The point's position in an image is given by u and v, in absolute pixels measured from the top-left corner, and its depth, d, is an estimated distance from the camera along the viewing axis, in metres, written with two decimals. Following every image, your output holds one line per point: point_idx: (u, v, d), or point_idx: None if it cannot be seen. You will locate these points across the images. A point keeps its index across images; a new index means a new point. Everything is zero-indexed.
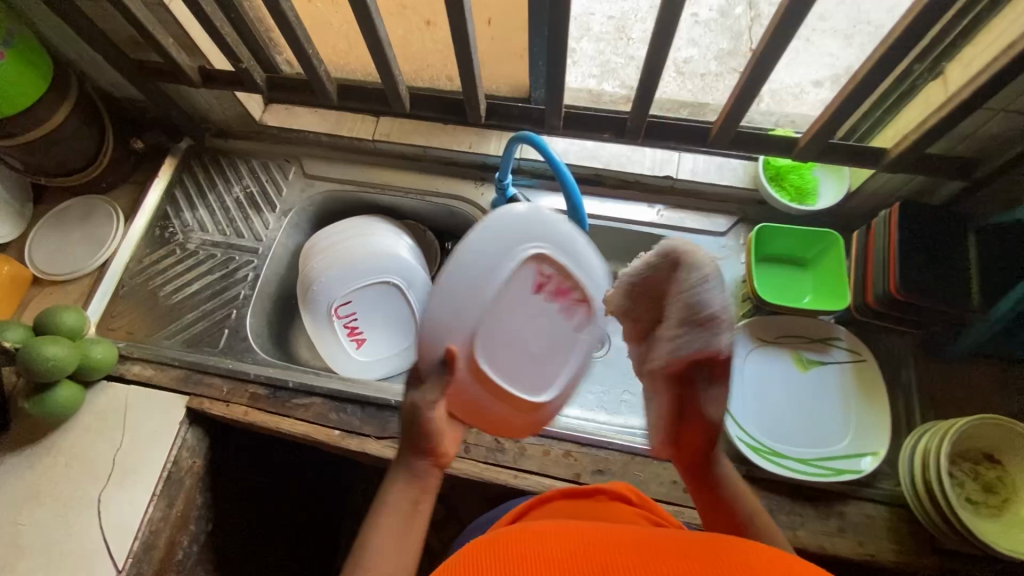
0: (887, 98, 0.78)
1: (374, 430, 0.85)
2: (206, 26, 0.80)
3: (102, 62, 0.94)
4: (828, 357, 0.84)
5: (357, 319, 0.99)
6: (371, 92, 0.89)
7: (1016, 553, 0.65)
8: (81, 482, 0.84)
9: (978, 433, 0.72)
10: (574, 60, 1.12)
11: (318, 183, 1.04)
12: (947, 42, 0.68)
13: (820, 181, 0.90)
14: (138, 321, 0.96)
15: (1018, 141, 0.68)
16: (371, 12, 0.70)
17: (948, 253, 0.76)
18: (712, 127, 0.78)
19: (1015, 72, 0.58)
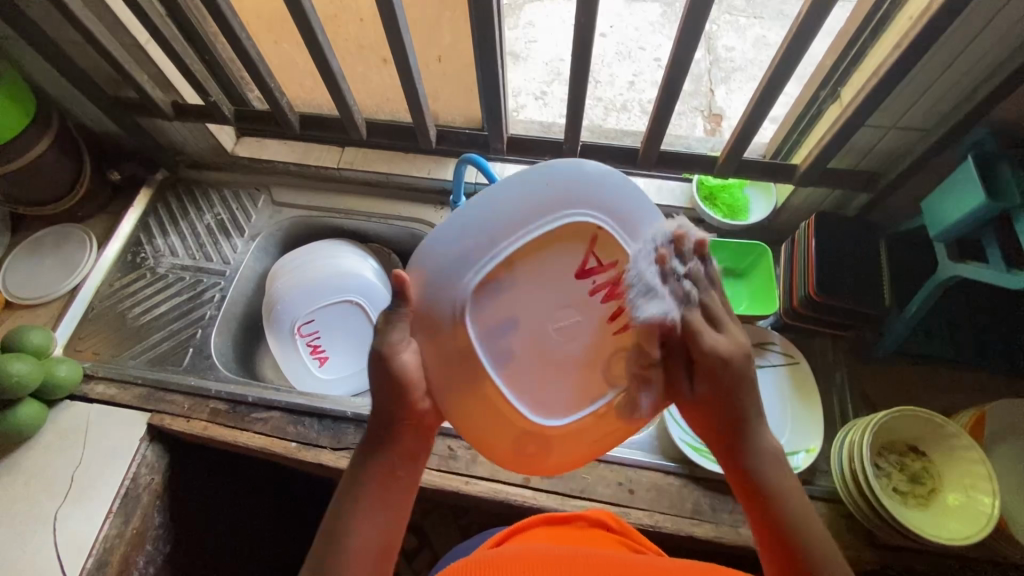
0: (799, 122, 0.86)
1: (330, 441, 0.87)
2: (177, 62, 0.88)
3: (84, 100, 1.01)
4: (764, 360, 0.89)
5: (320, 338, 1.03)
6: (332, 122, 0.97)
7: (939, 539, 0.68)
8: (38, 500, 0.84)
9: (897, 424, 0.76)
10: (546, 101, 1.21)
11: (286, 209, 1.10)
12: (840, 71, 0.77)
13: (751, 199, 0.97)
14: (105, 342, 0.99)
15: (909, 154, 0.76)
16: (323, 46, 0.79)
17: (862, 259, 0.82)
18: (639, 149, 0.89)
19: (882, 90, 0.67)
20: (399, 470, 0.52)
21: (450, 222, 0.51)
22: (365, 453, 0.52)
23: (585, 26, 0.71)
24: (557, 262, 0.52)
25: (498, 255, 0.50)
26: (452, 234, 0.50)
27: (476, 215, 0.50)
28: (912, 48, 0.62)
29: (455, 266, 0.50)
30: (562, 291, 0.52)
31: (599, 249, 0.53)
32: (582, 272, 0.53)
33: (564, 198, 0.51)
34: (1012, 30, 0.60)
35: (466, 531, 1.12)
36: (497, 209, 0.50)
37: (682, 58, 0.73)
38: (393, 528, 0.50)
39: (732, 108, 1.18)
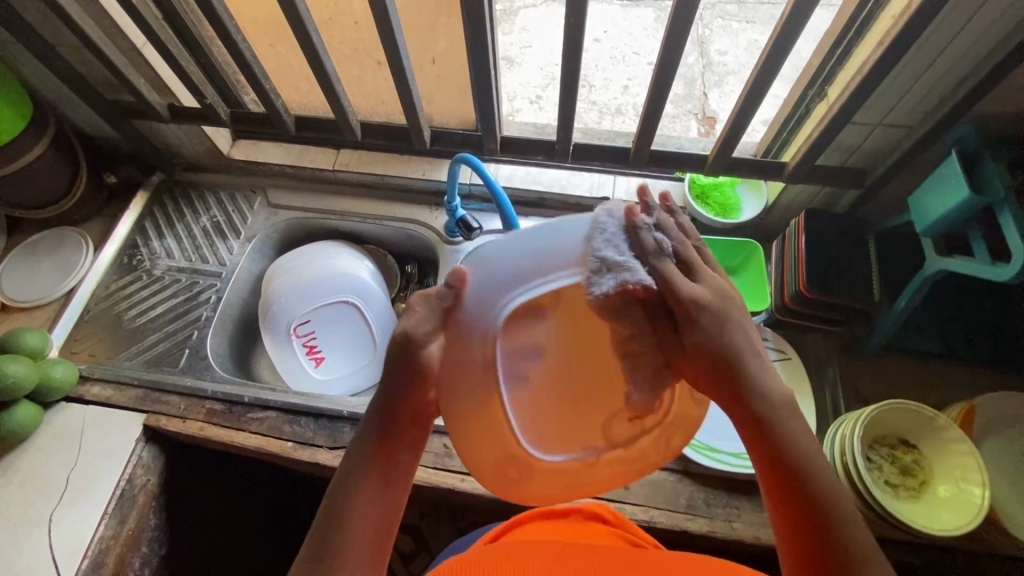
0: (788, 122, 0.87)
1: (326, 440, 0.87)
2: (174, 65, 0.89)
3: (81, 104, 1.02)
4: None
5: (316, 338, 1.03)
6: (327, 123, 0.98)
7: (930, 530, 0.68)
8: (33, 501, 0.84)
9: (888, 418, 0.77)
10: (541, 105, 1.22)
11: (282, 211, 1.11)
12: (827, 70, 0.79)
13: (742, 198, 0.98)
14: (101, 344, 0.99)
15: (895, 150, 0.78)
16: (318, 48, 0.80)
17: (852, 255, 0.83)
18: (631, 149, 0.91)
19: (867, 87, 0.68)
20: (396, 450, 0.52)
21: (506, 246, 0.52)
22: (363, 432, 0.53)
23: (575, 28, 0.73)
24: (602, 305, 0.51)
25: (537, 292, 0.49)
26: (507, 259, 0.51)
27: (533, 249, 0.51)
28: (893, 45, 0.64)
29: (498, 292, 0.50)
30: (589, 327, 0.52)
31: (661, 308, 0.50)
32: (625, 317, 0.51)
33: (621, 245, 0.49)
34: (991, 27, 0.62)
35: (463, 532, 1.12)
36: (537, 248, 0.51)
37: (671, 57, 0.74)
38: (394, 508, 0.51)
39: (725, 110, 1.19)
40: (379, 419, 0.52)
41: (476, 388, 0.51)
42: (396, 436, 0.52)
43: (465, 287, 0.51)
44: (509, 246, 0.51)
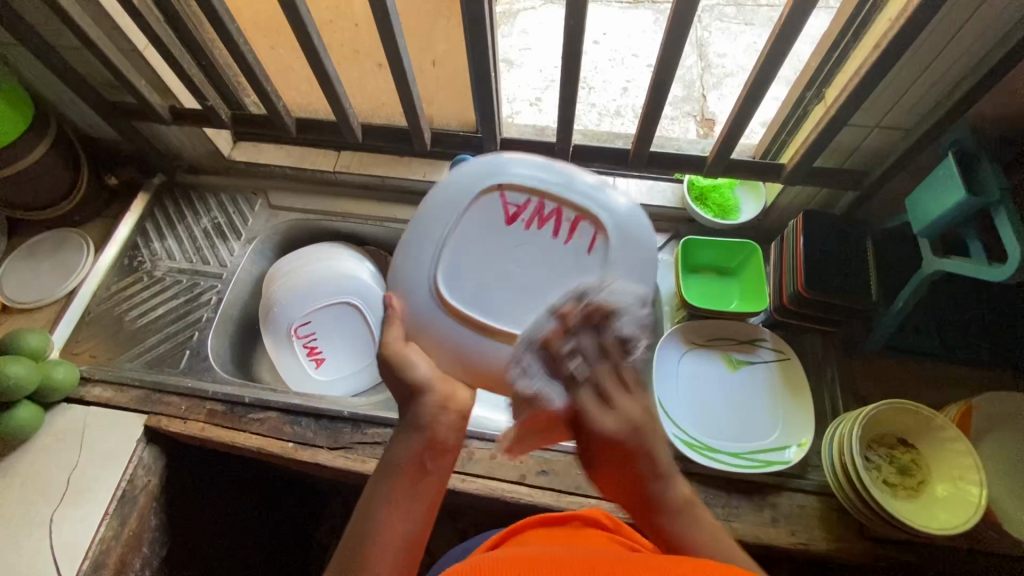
0: (787, 123, 0.88)
1: (326, 441, 0.88)
2: (176, 67, 0.89)
3: (82, 105, 1.03)
4: (755, 357, 0.90)
5: (316, 339, 1.03)
6: (327, 125, 0.99)
7: (929, 528, 0.69)
8: (34, 502, 0.84)
9: (888, 417, 0.77)
10: (540, 107, 1.23)
11: (283, 213, 1.11)
12: (825, 72, 0.79)
13: (741, 199, 0.99)
14: (102, 345, 1.00)
15: (892, 152, 0.78)
16: (319, 50, 0.80)
17: (850, 257, 0.84)
18: (630, 150, 0.91)
19: (865, 89, 0.69)
20: (426, 460, 0.56)
21: (400, 251, 0.63)
22: (393, 442, 0.57)
23: (575, 31, 0.73)
24: (492, 220, 0.63)
25: (445, 238, 0.62)
26: (406, 259, 0.62)
27: (419, 232, 0.63)
28: (891, 49, 0.64)
29: (413, 277, 0.62)
30: (508, 238, 0.63)
31: (512, 194, 0.63)
32: (512, 220, 0.63)
33: (457, 188, 0.63)
34: (987, 31, 0.62)
35: (463, 533, 1.12)
36: (413, 233, 0.63)
37: (670, 60, 0.75)
38: (421, 523, 0.54)
39: (724, 112, 1.20)
40: (411, 430, 0.57)
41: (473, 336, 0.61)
42: (427, 448, 0.56)
43: (399, 306, 0.61)
44: (402, 248, 0.63)
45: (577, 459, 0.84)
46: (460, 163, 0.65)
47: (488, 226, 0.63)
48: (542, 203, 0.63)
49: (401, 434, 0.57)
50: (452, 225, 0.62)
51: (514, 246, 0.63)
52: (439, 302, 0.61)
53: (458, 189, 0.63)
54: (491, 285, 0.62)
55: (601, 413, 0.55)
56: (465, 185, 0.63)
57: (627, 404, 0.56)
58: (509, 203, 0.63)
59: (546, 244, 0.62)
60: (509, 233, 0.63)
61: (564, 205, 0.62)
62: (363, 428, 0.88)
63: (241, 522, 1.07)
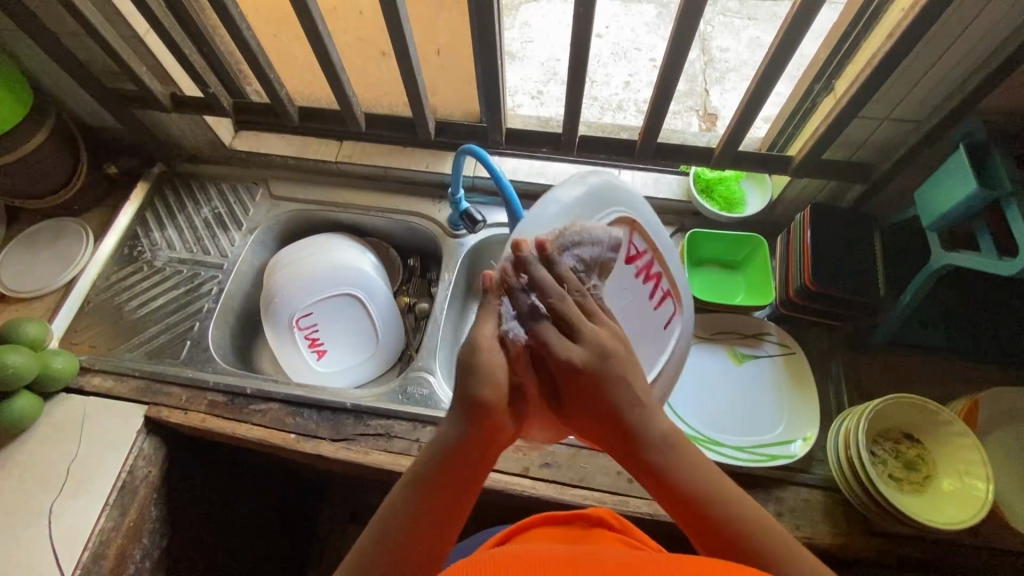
0: (795, 116, 0.87)
1: (328, 432, 0.87)
2: (177, 54, 0.88)
3: (81, 93, 1.01)
4: (760, 351, 0.90)
5: (318, 331, 1.02)
6: (330, 114, 0.98)
7: (936, 524, 0.68)
8: (33, 492, 0.84)
9: (893, 412, 0.77)
10: (542, 100, 1.22)
11: (284, 204, 1.10)
12: (835, 64, 0.78)
13: (747, 192, 0.99)
14: (101, 335, 0.99)
15: (902, 146, 0.78)
16: (323, 36, 0.79)
17: (857, 251, 0.83)
18: (636, 142, 0.90)
19: (875, 82, 0.68)
20: (464, 473, 0.46)
21: (538, 228, 0.61)
22: (430, 446, 0.47)
23: (583, 21, 0.72)
24: (605, 247, 0.68)
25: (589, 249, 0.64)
26: (548, 242, 0.61)
27: (556, 232, 0.62)
28: (903, 39, 0.63)
29: (550, 253, 0.60)
30: (618, 273, 0.70)
31: (638, 239, 0.71)
32: (627, 260, 0.71)
33: (599, 208, 0.67)
34: (1001, 22, 0.62)
35: (464, 526, 1.11)
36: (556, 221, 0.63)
37: (679, 49, 0.74)
38: (447, 542, 0.45)
39: (727, 107, 1.19)
40: (454, 431, 0.46)
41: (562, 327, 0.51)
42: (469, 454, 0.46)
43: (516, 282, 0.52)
44: (540, 226, 0.62)
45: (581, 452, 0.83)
46: (587, 184, 0.66)
47: (608, 258, 0.69)
48: (652, 261, 0.74)
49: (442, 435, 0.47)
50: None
51: (624, 286, 0.72)
52: None
53: (585, 204, 0.66)
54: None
55: (563, 343, 0.49)
56: (592, 202, 0.66)
57: (593, 332, 0.50)
58: (631, 243, 0.71)
59: (643, 297, 0.74)
60: (625, 270, 0.71)
61: (663, 270, 0.75)
62: (366, 420, 0.88)
63: (240, 515, 1.06)
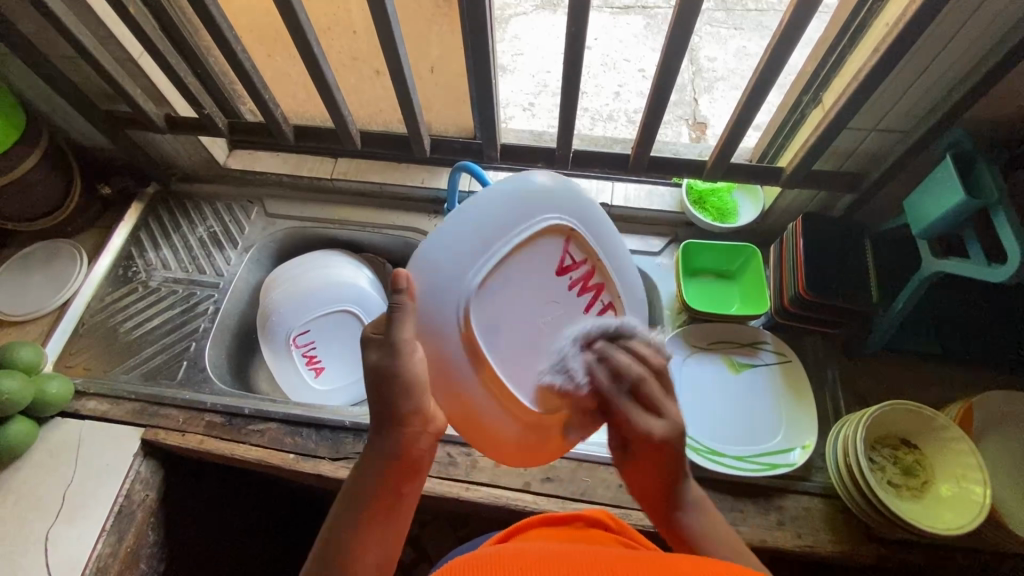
0: (784, 126, 0.89)
1: (328, 451, 0.87)
2: (172, 77, 0.89)
3: (75, 116, 1.01)
4: (757, 360, 0.91)
5: (315, 348, 1.02)
6: (325, 132, 0.98)
7: (935, 529, 0.69)
8: (28, 520, 0.82)
9: (890, 418, 0.78)
10: (534, 112, 1.23)
11: (279, 221, 1.10)
12: (822, 78, 0.80)
13: (739, 203, 1.00)
14: (97, 357, 0.98)
15: (889, 156, 0.80)
16: (318, 59, 0.80)
17: (850, 260, 0.84)
18: (629, 155, 0.91)
19: (863, 96, 0.70)
20: (408, 482, 0.56)
21: (450, 234, 0.59)
22: (365, 460, 0.55)
23: (575, 38, 0.74)
24: (539, 259, 0.60)
25: (486, 268, 0.57)
26: (454, 241, 0.58)
27: (471, 226, 0.58)
28: (890, 52, 0.65)
29: (458, 268, 0.57)
30: (542, 280, 0.60)
31: (573, 246, 0.62)
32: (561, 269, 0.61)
33: (528, 208, 0.60)
34: (982, 35, 0.63)
35: (463, 540, 1.11)
36: (478, 220, 0.58)
37: (669, 66, 0.75)
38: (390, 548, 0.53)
39: (716, 116, 1.21)
40: (388, 458, 0.55)
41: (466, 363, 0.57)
42: (404, 471, 0.55)
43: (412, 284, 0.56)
44: (452, 222, 0.59)
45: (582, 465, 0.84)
46: (526, 179, 0.61)
47: (535, 272, 0.60)
48: (590, 272, 0.63)
49: (369, 453, 0.55)
50: (511, 246, 0.58)
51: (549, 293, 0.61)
52: (461, 320, 0.57)
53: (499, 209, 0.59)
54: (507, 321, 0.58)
55: (646, 418, 0.56)
56: (523, 208, 0.59)
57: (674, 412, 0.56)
58: (568, 251, 0.62)
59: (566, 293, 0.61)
60: (552, 281, 0.61)
61: (604, 281, 0.63)
62: (366, 438, 0.87)
63: (237, 536, 1.05)
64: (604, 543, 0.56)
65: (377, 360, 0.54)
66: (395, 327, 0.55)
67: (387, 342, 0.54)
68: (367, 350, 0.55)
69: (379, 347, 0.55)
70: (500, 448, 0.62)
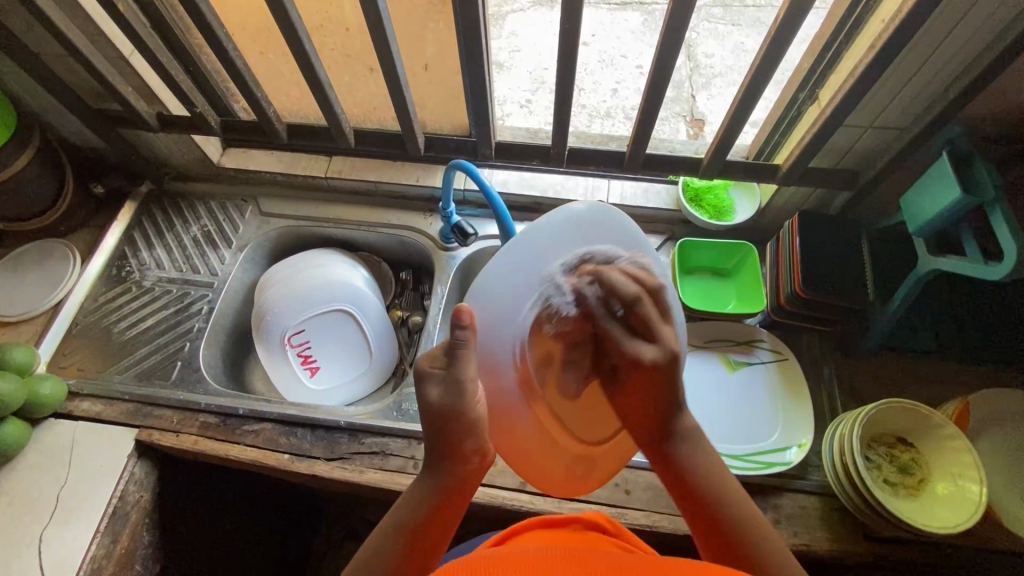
0: (780, 123, 0.88)
1: (323, 451, 0.86)
2: (163, 75, 0.88)
3: (67, 114, 1.01)
4: (753, 358, 0.90)
5: (311, 348, 1.01)
6: (318, 131, 0.98)
7: (931, 527, 0.69)
8: (21, 521, 0.82)
9: (885, 417, 0.78)
10: (531, 109, 1.22)
11: (274, 220, 1.09)
12: (818, 74, 0.80)
13: (735, 200, 1.00)
14: (90, 358, 0.97)
15: (885, 153, 0.79)
16: (310, 57, 0.80)
17: (846, 257, 0.84)
18: (626, 153, 0.91)
19: (858, 92, 0.69)
20: (451, 511, 0.55)
21: (503, 269, 0.61)
22: (412, 496, 0.55)
23: (570, 35, 0.73)
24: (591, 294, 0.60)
25: (535, 308, 0.59)
26: (506, 283, 0.60)
27: (523, 265, 0.60)
28: (886, 48, 0.64)
29: (509, 306, 0.60)
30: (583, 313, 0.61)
31: (616, 280, 0.61)
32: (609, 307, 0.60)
33: (576, 238, 0.61)
34: (978, 31, 0.63)
35: (460, 539, 1.11)
36: (528, 253, 0.61)
37: (664, 62, 0.74)
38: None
39: (713, 113, 1.20)
40: (435, 487, 0.55)
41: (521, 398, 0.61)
42: (448, 500, 0.55)
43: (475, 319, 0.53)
44: (512, 252, 0.61)
45: None
46: (568, 212, 0.62)
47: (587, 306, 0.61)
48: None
49: (417, 489, 0.55)
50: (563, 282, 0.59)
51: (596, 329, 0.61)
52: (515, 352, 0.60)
53: (553, 245, 0.61)
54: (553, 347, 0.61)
55: (634, 340, 0.56)
56: (573, 242, 0.61)
57: (669, 336, 0.55)
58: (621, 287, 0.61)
59: None
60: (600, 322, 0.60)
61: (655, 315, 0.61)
62: (361, 438, 0.87)
63: (233, 536, 1.05)
64: (600, 545, 0.56)
65: (439, 397, 0.54)
66: (459, 364, 0.54)
67: (451, 379, 0.54)
68: (427, 387, 0.55)
69: (441, 383, 0.54)
70: (548, 480, 0.68)
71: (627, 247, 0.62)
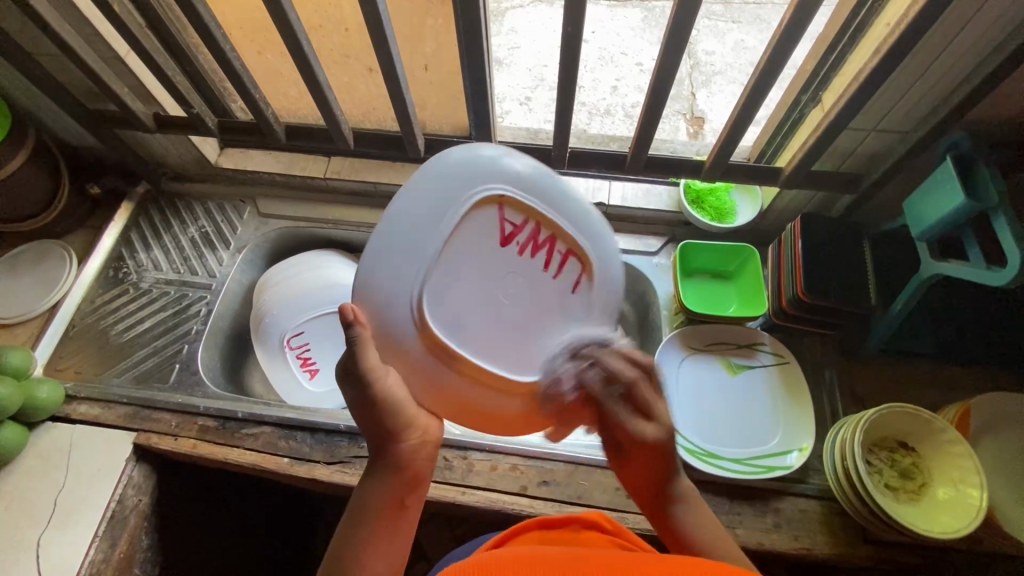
0: (783, 125, 0.87)
1: (323, 455, 0.86)
2: (160, 75, 0.87)
3: (62, 115, 0.99)
4: (754, 362, 0.90)
5: (310, 350, 1.01)
6: (317, 131, 0.97)
7: (930, 532, 0.69)
8: (19, 526, 0.81)
9: (887, 421, 0.77)
10: (530, 107, 1.21)
11: (272, 221, 1.09)
12: (821, 76, 0.79)
13: (737, 202, 0.99)
14: (88, 361, 0.97)
15: (889, 156, 0.79)
16: (309, 58, 0.79)
17: (849, 261, 0.83)
18: (627, 155, 0.90)
19: (863, 96, 0.69)
20: (410, 495, 0.56)
21: (378, 243, 0.52)
22: (368, 480, 0.56)
23: (572, 36, 0.72)
24: (480, 233, 0.54)
25: (422, 271, 0.52)
26: (381, 258, 0.51)
27: (391, 231, 0.51)
28: (892, 52, 0.64)
29: (393, 284, 0.51)
30: (490, 259, 0.55)
31: (510, 212, 0.55)
32: (505, 239, 0.55)
33: (463, 179, 0.53)
34: (983, 36, 0.62)
35: (461, 539, 1.11)
36: (411, 213, 0.52)
37: (668, 64, 0.74)
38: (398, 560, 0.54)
39: (714, 111, 1.19)
40: (384, 481, 0.55)
41: (440, 367, 0.54)
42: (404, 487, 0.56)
43: (361, 315, 0.52)
44: (393, 223, 0.51)
45: (579, 469, 0.83)
46: (441, 159, 0.54)
47: (481, 245, 0.54)
48: (540, 228, 0.56)
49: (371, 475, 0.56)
50: (444, 236, 0.52)
51: (502, 269, 0.55)
52: (416, 322, 0.52)
53: (426, 192, 0.52)
54: (468, 310, 0.54)
55: (636, 420, 0.56)
56: (446, 184, 0.53)
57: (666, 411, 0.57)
58: (508, 217, 0.55)
59: (535, 273, 0.56)
60: (501, 253, 0.55)
61: (557, 231, 0.56)
62: (361, 442, 0.87)
63: (233, 537, 1.04)
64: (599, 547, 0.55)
65: (353, 395, 0.54)
66: (356, 360, 0.52)
67: (352, 373, 0.53)
68: (344, 388, 0.55)
69: (349, 380, 0.54)
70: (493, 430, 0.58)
71: (503, 176, 0.55)
